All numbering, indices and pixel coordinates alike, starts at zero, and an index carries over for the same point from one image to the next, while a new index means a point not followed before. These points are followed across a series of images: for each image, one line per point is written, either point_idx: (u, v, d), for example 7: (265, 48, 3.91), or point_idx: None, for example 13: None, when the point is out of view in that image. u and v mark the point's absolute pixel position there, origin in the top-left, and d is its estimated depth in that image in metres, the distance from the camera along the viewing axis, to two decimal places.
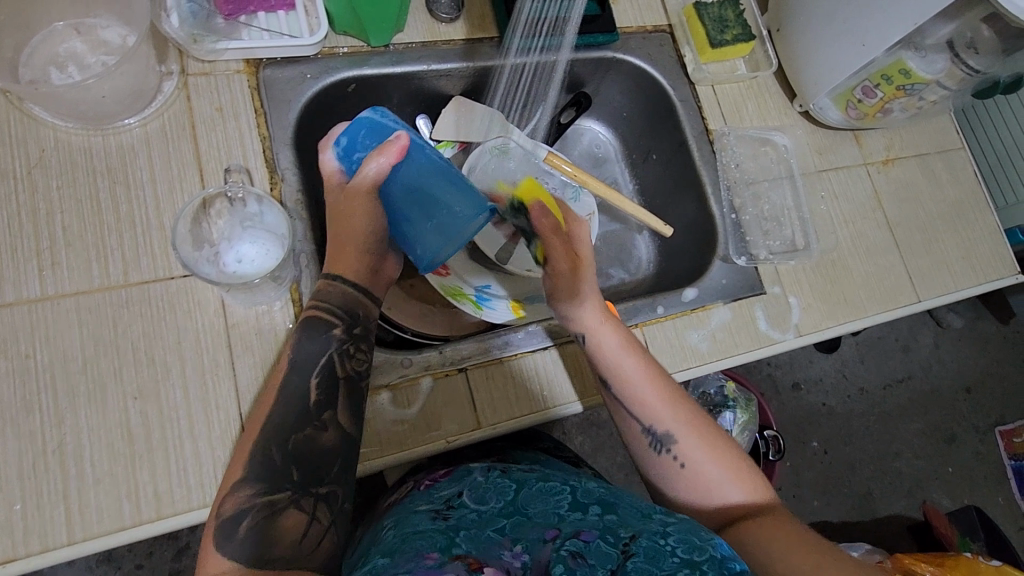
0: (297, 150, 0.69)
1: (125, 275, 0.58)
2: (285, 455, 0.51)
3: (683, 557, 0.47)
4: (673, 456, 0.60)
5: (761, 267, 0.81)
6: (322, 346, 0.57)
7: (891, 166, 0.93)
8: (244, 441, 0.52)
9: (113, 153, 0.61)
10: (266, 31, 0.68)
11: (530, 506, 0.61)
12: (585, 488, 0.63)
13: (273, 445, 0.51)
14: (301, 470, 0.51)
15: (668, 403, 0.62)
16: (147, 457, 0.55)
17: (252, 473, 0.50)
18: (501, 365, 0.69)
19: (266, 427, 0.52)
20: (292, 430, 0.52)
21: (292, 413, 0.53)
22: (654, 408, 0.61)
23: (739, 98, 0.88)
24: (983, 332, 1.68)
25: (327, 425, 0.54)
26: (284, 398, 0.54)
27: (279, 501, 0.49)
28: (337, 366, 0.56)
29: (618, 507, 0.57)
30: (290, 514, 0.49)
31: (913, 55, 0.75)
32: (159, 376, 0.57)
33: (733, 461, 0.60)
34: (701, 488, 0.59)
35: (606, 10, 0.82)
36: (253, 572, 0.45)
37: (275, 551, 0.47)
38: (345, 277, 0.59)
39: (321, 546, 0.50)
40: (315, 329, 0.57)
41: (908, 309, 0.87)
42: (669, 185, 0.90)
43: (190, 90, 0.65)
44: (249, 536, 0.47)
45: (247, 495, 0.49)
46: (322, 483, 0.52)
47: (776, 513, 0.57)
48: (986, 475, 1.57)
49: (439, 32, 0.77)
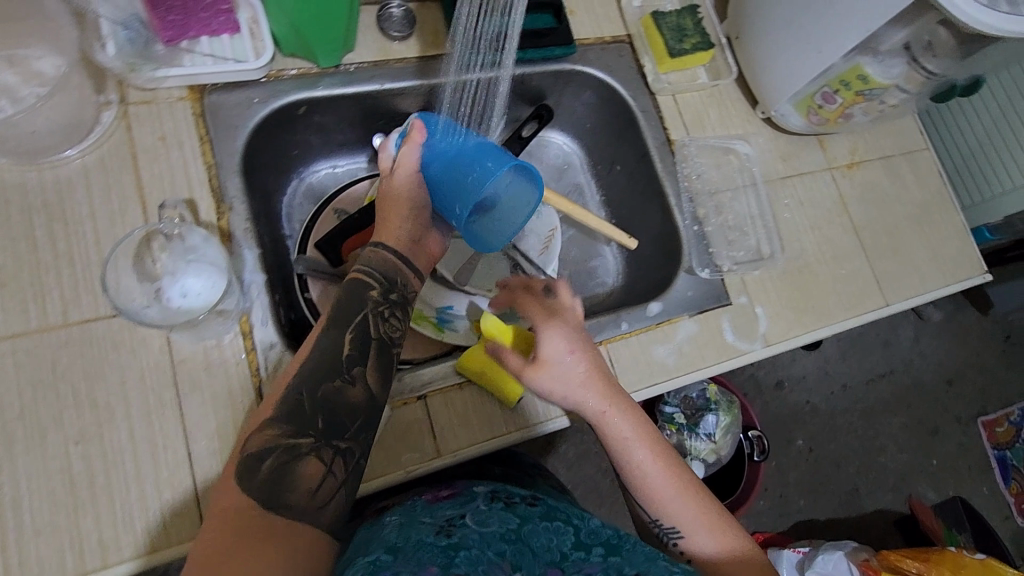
0: (246, 177, 0.67)
1: (64, 314, 0.57)
2: (313, 405, 0.52)
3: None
4: (681, 551, 0.58)
5: (727, 277, 0.80)
6: (359, 303, 0.59)
7: (855, 170, 0.92)
8: (280, 386, 0.54)
9: (49, 189, 0.59)
10: (209, 57, 0.66)
11: (534, 539, 0.58)
12: (589, 527, 0.61)
13: (304, 390, 0.53)
14: (325, 421, 0.52)
15: (681, 496, 0.57)
16: (91, 503, 0.53)
17: (281, 413, 0.51)
18: (461, 390, 0.67)
19: (301, 373, 0.54)
20: (323, 380, 0.54)
21: (326, 361, 0.55)
22: (669, 508, 0.57)
23: (700, 106, 0.88)
24: (961, 324, 1.68)
25: (355, 380, 0.55)
26: (322, 346, 0.56)
27: (301, 445, 0.50)
28: (370, 327, 0.59)
29: (624, 548, 0.56)
30: (310, 462, 0.50)
31: (871, 61, 0.75)
32: (103, 418, 0.55)
33: (749, 557, 0.56)
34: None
35: (562, 22, 0.81)
36: (262, 513, 0.45)
37: (289, 496, 0.47)
38: (389, 245, 0.63)
39: (331, 502, 0.49)
40: (356, 286, 0.60)
41: (875, 313, 0.86)
42: (635, 195, 0.89)
43: (130, 120, 0.63)
44: (269, 476, 0.48)
45: (275, 435, 0.50)
46: (343, 437, 0.53)
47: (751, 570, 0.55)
48: (970, 466, 1.57)
49: (391, 51, 0.75)
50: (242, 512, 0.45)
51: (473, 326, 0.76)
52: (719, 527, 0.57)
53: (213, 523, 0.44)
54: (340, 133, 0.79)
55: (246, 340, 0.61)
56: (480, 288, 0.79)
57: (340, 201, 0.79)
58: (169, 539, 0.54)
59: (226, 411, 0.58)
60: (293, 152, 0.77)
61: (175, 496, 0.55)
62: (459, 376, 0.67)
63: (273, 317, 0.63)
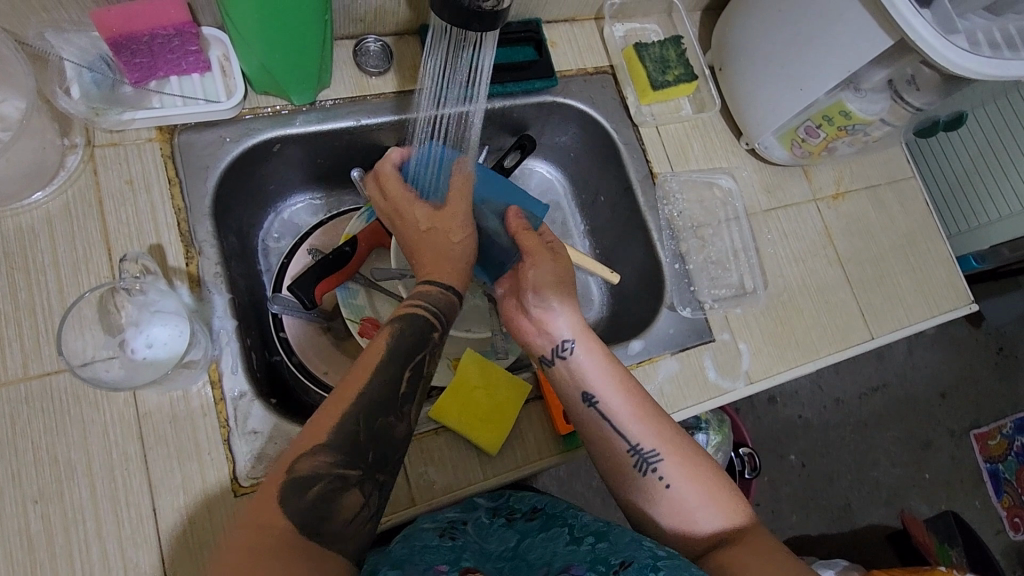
0: (217, 219, 0.66)
1: (24, 367, 0.56)
2: (368, 437, 0.51)
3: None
4: (657, 476, 0.60)
5: (709, 315, 0.79)
6: (419, 341, 0.56)
7: (841, 201, 0.90)
8: (338, 403, 0.51)
9: (13, 238, 0.59)
10: (180, 97, 0.64)
11: (531, 552, 0.60)
12: (581, 523, 0.62)
13: (361, 423, 0.51)
14: (375, 454, 0.51)
15: (651, 421, 0.61)
16: (49, 564, 0.52)
17: (336, 442, 0.49)
18: (437, 437, 0.65)
19: (358, 402, 0.51)
20: (380, 413, 0.52)
21: (385, 397, 0.53)
22: (643, 424, 0.61)
23: (684, 138, 0.86)
24: (957, 336, 1.63)
25: (403, 417, 0.54)
26: (384, 376, 0.53)
27: (350, 476, 0.50)
28: (426, 365, 0.57)
29: (612, 533, 0.58)
30: (352, 493, 0.50)
31: (853, 97, 0.74)
32: (63, 475, 0.54)
33: (717, 485, 0.60)
34: (683, 515, 0.59)
35: (544, 55, 0.80)
36: (304, 543, 0.46)
37: (327, 527, 0.48)
38: (447, 281, 0.61)
39: (358, 534, 0.50)
40: (416, 321, 0.57)
41: (862, 347, 0.84)
42: (618, 225, 0.87)
43: (97, 163, 0.63)
44: (314, 503, 0.48)
45: (326, 462, 0.49)
46: (384, 470, 0.52)
47: (754, 536, 0.57)
48: (964, 480, 1.53)
49: (369, 85, 0.74)
50: (283, 536, 0.46)
51: (451, 367, 0.74)
52: (692, 460, 0.60)
53: (256, 548, 0.44)
54: (316, 167, 0.78)
55: (215, 389, 0.60)
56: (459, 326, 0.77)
57: (313, 242, 0.78)
58: None
59: (191, 464, 0.57)
60: (269, 187, 0.76)
61: (137, 554, 0.54)
62: (435, 423, 0.66)
63: (243, 364, 0.61)
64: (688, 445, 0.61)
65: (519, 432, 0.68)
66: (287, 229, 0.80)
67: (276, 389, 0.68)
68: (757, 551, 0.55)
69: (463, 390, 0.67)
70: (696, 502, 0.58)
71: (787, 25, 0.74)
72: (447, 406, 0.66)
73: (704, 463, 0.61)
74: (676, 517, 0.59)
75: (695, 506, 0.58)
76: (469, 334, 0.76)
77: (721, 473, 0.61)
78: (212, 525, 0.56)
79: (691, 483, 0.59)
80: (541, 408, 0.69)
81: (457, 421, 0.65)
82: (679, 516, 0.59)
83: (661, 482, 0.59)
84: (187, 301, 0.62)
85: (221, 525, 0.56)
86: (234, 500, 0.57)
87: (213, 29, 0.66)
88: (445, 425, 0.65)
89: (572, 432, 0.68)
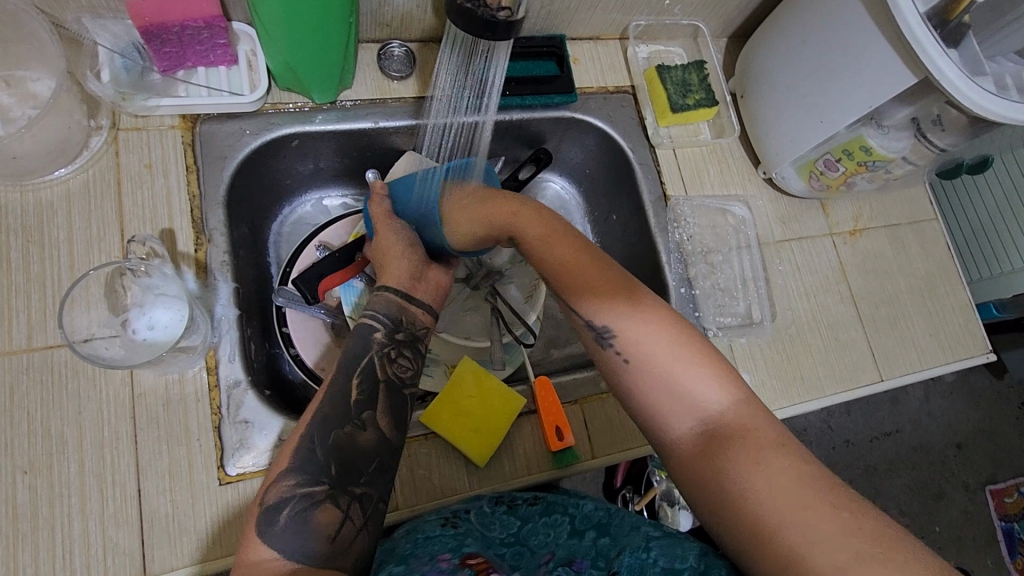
0: (230, 209, 0.68)
1: (29, 339, 0.57)
2: (326, 452, 0.52)
3: (665, 565, 0.49)
4: (617, 352, 0.54)
5: (712, 342, 0.78)
6: (363, 347, 0.58)
7: (858, 238, 0.88)
8: (291, 434, 0.53)
9: (32, 213, 0.61)
10: (206, 88, 0.66)
11: (533, 538, 0.59)
12: (584, 513, 0.61)
13: (317, 441, 0.52)
14: (340, 468, 0.52)
15: (606, 292, 0.55)
16: (31, 535, 0.53)
17: (297, 464, 0.51)
18: (424, 442, 0.65)
19: (314, 418, 0.53)
20: (334, 426, 0.53)
21: (337, 408, 0.54)
22: (587, 292, 0.56)
23: (700, 163, 0.86)
24: (975, 386, 1.58)
25: (365, 424, 0.55)
26: (331, 393, 0.55)
27: (317, 493, 0.50)
28: (377, 369, 0.58)
29: (613, 528, 0.57)
30: (326, 509, 0.50)
31: (874, 133, 0.72)
32: (55, 449, 0.55)
33: (698, 367, 0.51)
34: (664, 404, 0.51)
35: (565, 71, 0.81)
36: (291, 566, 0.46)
37: (311, 546, 0.47)
38: (392, 285, 0.61)
39: (350, 548, 0.49)
40: (362, 332, 0.59)
41: (868, 389, 0.81)
42: (629, 245, 0.86)
43: (119, 146, 0.65)
44: (289, 524, 0.48)
45: (290, 485, 0.50)
46: (358, 482, 0.52)
47: (736, 413, 0.49)
48: (975, 536, 1.46)
49: (390, 89, 0.75)
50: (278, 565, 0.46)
51: (447, 372, 0.75)
52: (663, 340, 0.53)
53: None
54: (329, 166, 0.79)
55: (211, 375, 0.60)
56: (458, 335, 0.77)
57: (324, 237, 0.79)
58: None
59: (180, 448, 0.58)
60: (285, 182, 0.77)
61: (117, 533, 0.54)
62: (425, 428, 0.65)
63: (241, 353, 0.62)
64: (645, 320, 0.54)
65: (509, 443, 0.67)
66: (298, 226, 0.81)
67: (275, 383, 0.69)
68: (740, 441, 0.47)
69: (456, 398, 0.67)
70: (669, 383, 0.51)
71: (812, 57, 0.74)
72: (439, 414, 0.65)
73: (682, 344, 0.52)
74: (665, 416, 0.51)
75: (673, 390, 0.51)
76: (468, 342, 0.77)
77: (700, 344, 0.53)
78: (194, 509, 0.56)
79: (661, 361, 0.52)
80: (535, 422, 0.69)
81: (445, 427, 0.65)
82: (664, 405, 0.51)
83: (621, 357, 0.54)
84: (192, 287, 0.63)
85: (203, 511, 0.56)
86: (218, 486, 0.57)
87: (242, 25, 0.67)
88: (435, 432, 0.65)
89: (565, 449, 0.67)
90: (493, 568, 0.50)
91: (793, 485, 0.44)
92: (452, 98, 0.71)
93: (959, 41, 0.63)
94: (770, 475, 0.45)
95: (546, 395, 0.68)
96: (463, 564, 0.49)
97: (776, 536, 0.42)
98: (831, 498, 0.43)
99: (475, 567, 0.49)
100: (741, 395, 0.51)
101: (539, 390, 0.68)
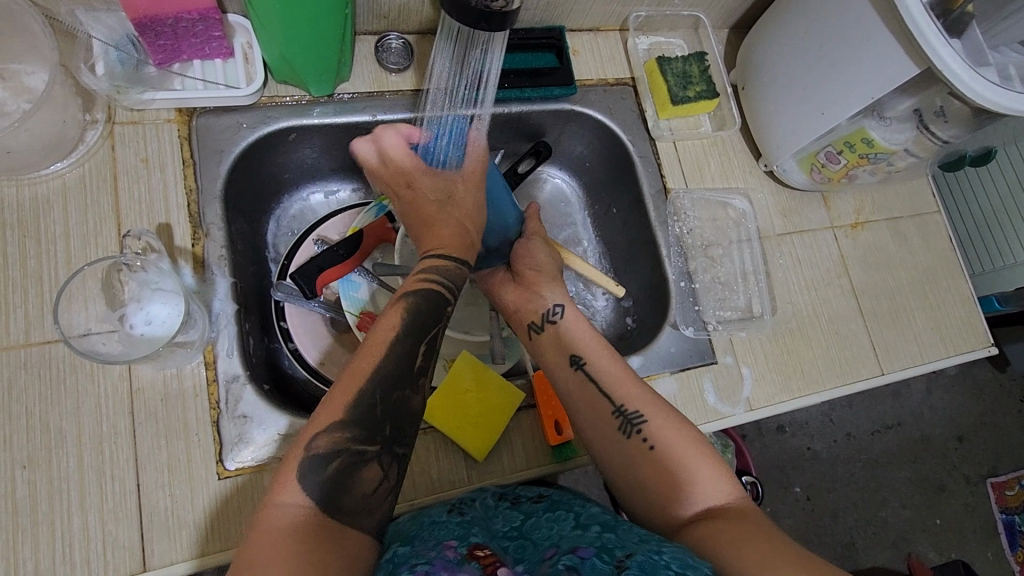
0: (227, 204, 0.67)
1: (26, 334, 0.57)
2: (383, 411, 0.51)
3: (677, 570, 0.44)
4: (641, 437, 0.60)
5: (712, 336, 0.77)
6: (435, 315, 0.58)
7: (859, 231, 0.87)
8: (347, 382, 0.51)
9: (28, 207, 0.61)
10: (202, 81, 0.66)
11: (535, 532, 0.56)
12: (590, 512, 0.58)
13: (378, 396, 0.51)
14: (392, 429, 0.52)
15: (636, 386, 0.63)
16: (31, 530, 0.53)
17: (350, 418, 0.50)
18: (423, 437, 0.65)
19: (375, 376, 0.52)
20: (394, 387, 0.52)
21: (399, 369, 0.53)
22: (623, 388, 0.62)
23: (701, 155, 0.85)
24: (977, 379, 1.57)
25: (419, 390, 0.54)
26: (395, 352, 0.54)
27: (367, 452, 0.50)
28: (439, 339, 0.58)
29: (620, 528, 0.54)
30: (370, 467, 0.50)
31: (876, 124, 0.71)
32: (53, 444, 0.55)
33: (709, 458, 0.58)
34: (674, 486, 0.56)
35: (565, 62, 0.80)
36: (321, 518, 0.46)
37: (344, 503, 0.48)
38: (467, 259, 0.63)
39: (377, 509, 0.50)
40: (431, 293, 0.59)
41: (868, 383, 0.81)
42: (628, 239, 0.86)
43: (115, 140, 0.64)
44: (332, 477, 0.48)
45: (341, 436, 0.49)
46: (402, 443, 0.53)
47: (738, 502, 0.55)
48: (976, 529, 1.46)
49: (387, 82, 0.74)
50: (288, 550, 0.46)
51: (446, 367, 0.74)
52: (684, 432, 0.59)
53: (270, 523, 0.44)
54: (327, 161, 0.78)
55: (209, 370, 0.60)
56: (457, 329, 0.77)
57: (321, 231, 0.78)
58: (107, 571, 0.54)
59: (178, 443, 0.58)
60: (283, 176, 0.77)
61: (117, 528, 0.55)
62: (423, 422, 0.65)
63: (239, 348, 0.62)
64: (669, 415, 0.61)
65: (508, 438, 0.67)
66: (296, 220, 0.80)
67: (274, 377, 0.69)
68: (742, 518, 0.52)
69: (454, 391, 0.67)
70: (682, 468, 0.57)
71: (813, 48, 0.73)
72: (436, 407, 0.65)
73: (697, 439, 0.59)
74: (674, 498, 0.56)
75: (684, 473, 0.57)
76: (466, 337, 0.76)
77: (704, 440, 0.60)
78: (192, 504, 0.56)
79: (678, 448, 0.58)
80: (533, 417, 0.68)
81: (444, 423, 0.65)
82: (675, 488, 0.56)
83: (646, 444, 0.59)
84: (189, 282, 0.63)
85: (202, 506, 0.57)
86: (217, 481, 0.58)
87: (238, 16, 0.67)
88: (433, 426, 0.65)
89: (563, 444, 0.67)
90: (499, 563, 0.49)
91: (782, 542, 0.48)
92: (448, 89, 0.69)
93: (962, 31, 0.62)
94: (765, 534, 0.49)
95: (543, 390, 0.69)
96: (469, 556, 0.49)
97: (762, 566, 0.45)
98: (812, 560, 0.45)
99: (482, 559, 0.49)
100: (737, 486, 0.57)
101: (538, 386, 0.69)
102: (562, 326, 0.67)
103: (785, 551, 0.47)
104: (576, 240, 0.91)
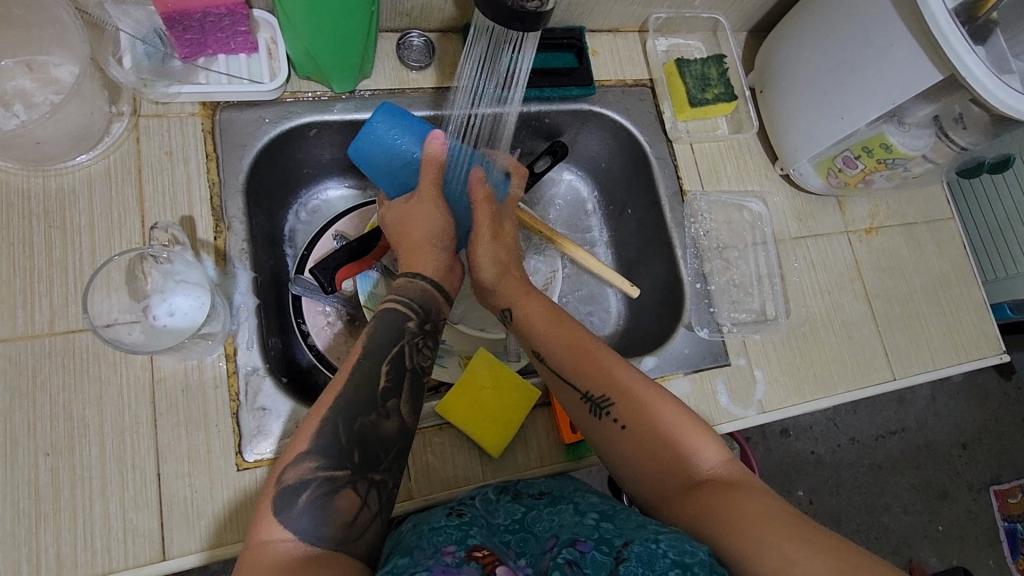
0: (248, 198, 0.68)
1: (51, 323, 0.58)
2: (348, 436, 0.51)
3: (674, 559, 0.44)
4: (613, 419, 0.58)
5: (726, 338, 0.78)
6: (395, 334, 0.57)
7: (874, 236, 0.88)
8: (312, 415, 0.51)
9: (54, 197, 0.61)
10: (226, 75, 0.66)
11: (538, 525, 0.56)
12: (587, 502, 0.57)
13: (341, 427, 0.51)
14: (361, 454, 0.51)
15: (599, 362, 0.60)
16: (53, 516, 0.54)
17: (317, 445, 0.50)
18: (439, 433, 0.66)
19: (338, 405, 0.52)
20: (360, 413, 0.52)
21: (364, 393, 0.53)
22: (591, 365, 0.60)
23: (717, 158, 0.85)
24: (984, 387, 1.57)
25: (390, 414, 0.54)
26: (359, 377, 0.54)
27: (339, 479, 0.49)
28: (405, 359, 0.57)
29: (618, 517, 0.53)
30: (346, 495, 0.49)
31: (895, 130, 0.72)
32: (76, 433, 0.56)
33: (689, 425, 0.57)
34: (657, 464, 0.56)
35: (584, 63, 0.80)
36: (306, 550, 0.46)
37: (326, 531, 0.47)
38: (422, 274, 0.61)
39: (364, 535, 0.49)
40: (391, 319, 0.58)
41: (880, 387, 0.81)
42: (642, 239, 0.86)
43: (140, 133, 0.65)
44: (308, 508, 0.48)
45: (310, 467, 0.49)
46: (378, 469, 0.52)
47: (726, 471, 0.54)
48: (978, 536, 1.46)
49: (408, 79, 0.75)
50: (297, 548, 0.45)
51: (461, 364, 0.75)
52: (658, 402, 0.58)
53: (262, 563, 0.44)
54: (346, 157, 0.79)
55: (229, 363, 0.61)
56: (473, 326, 0.78)
57: (339, 227, 0.78)
58: (126, 559, 0.54)
59: (199, 434, 0.58)
60: (302, 171, 0.77)
61: (137, 516, 0.55)
62: (439, 418, 0.66)
63: (258, 341, 0.63)
64: (641, 387, 0.59)
65: (523, 435, 0.68)
66: (314, 214, 0.81)
67: (291, 371, 0.69)
68: (730, 491, 0.51)
69: (471, 389, 0.67)
70: (662, 444, 0.56)
71: (833, 53, 0.73)
72: (453, 404, 0.66)
73: (672, 406, 0.58)
74: (660, 476, 0.56)
75: (665, 451, 0.56)
76: (482, 334, 0.77)
77: (682, 407, 0.59)
78: (212, 494, 0.57)
79: (653, 424, 0.57)
80: (548, 415, 0.69)
81: (462, 420, 0.65)
82: (659, 466, 0.56)
83: (618, 425, 0.58)
84: (211, 274, 0.63)
85: (221, 496, 0.57)
86: (236, 472, 0.58)
87: (263, 12, 0.68)
88: (449, 422, 0.66)
89: (578, 442, 0.68)
90: (499, 562, 0.48)
91: (775, 515, 0.48)
92: (474, 89, 0.70)
93: (986, 39, 0.63)
94: (759, 506, 0.49)
95: None
96: (469, 558, 0.48)
97: (765, 551, 0.45)
98: (810, 533, 0.45)
99: (481, 560, 0.48)
100: (723, 450, 0.57)
101: None
102: (518, 303, 0.64)
103: (781, 522, 0.47)
104: (590, 240, 0.92)
